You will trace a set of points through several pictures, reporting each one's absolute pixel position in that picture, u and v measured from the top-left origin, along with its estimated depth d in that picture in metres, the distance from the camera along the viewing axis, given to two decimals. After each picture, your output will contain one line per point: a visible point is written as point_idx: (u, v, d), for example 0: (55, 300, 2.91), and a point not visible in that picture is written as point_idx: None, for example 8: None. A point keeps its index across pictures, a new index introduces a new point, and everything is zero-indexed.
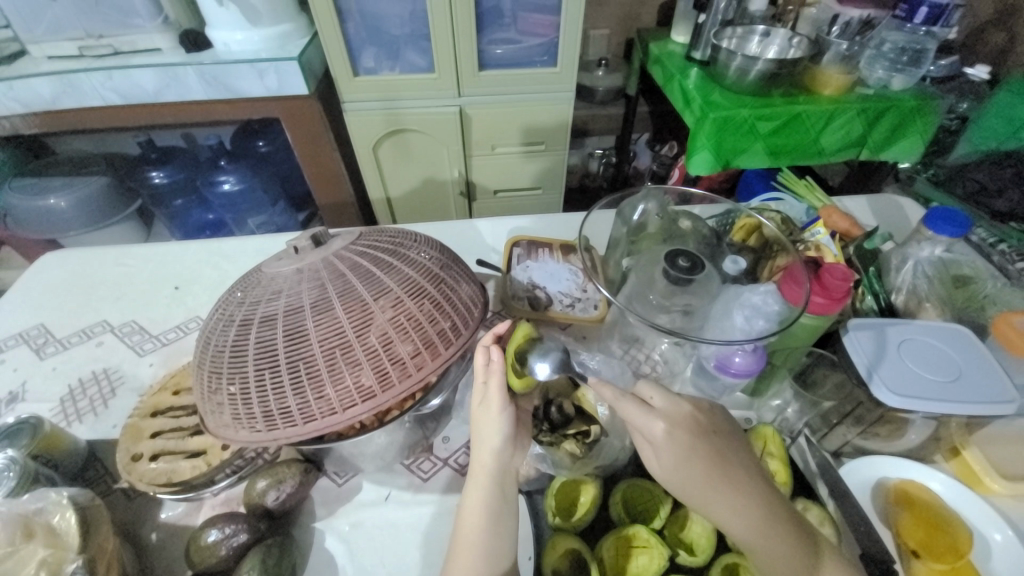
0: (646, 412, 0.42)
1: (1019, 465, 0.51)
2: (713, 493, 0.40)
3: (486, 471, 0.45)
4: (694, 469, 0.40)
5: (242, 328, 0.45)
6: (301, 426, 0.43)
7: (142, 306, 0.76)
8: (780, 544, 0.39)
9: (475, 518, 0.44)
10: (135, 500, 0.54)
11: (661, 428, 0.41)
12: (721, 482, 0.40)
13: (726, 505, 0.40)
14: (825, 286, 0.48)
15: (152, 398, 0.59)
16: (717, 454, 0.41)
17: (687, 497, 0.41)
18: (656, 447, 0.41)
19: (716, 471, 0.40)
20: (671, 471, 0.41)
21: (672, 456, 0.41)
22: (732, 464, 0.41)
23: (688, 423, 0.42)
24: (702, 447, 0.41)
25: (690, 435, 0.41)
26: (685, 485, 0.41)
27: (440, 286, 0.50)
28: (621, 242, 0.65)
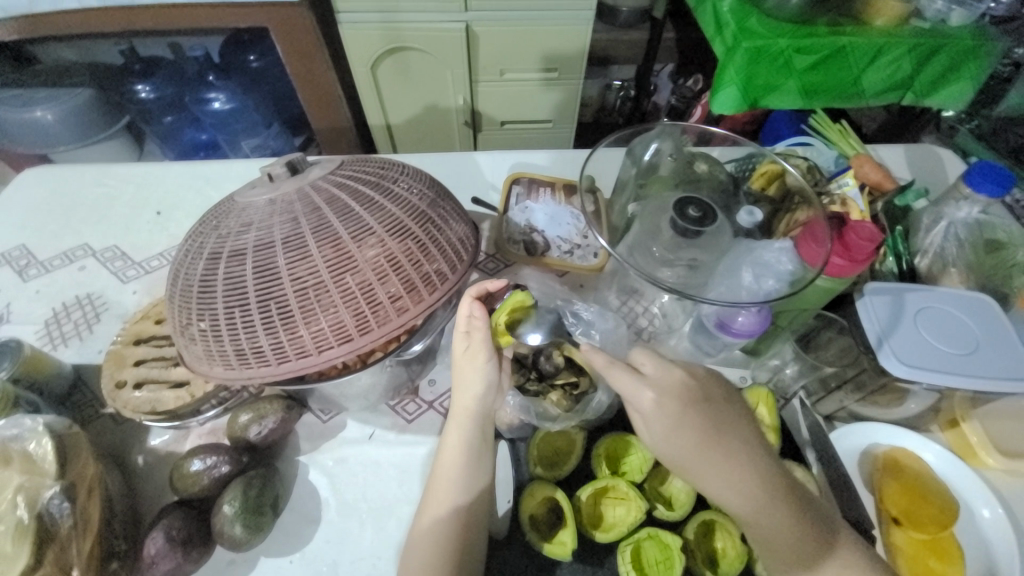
0: (636, 383, 0.41)
1: (1019, 440, 0.50)
2: (708, 464, 0.40)
3: (468, 412, 0.45)
4: (685, 439, 0.40)
5: (210, 261, 0.42)
6: (275, 366, 0.41)
7: (125, 230, 0.73)
8: (772, 515, 0.39)
9: (455, 457, 0.44)
10: (122, 425, 0.54)
11: (651, 399, 0.41)
12: (713, 453, 0.40)
13: (717, 475, 0.40)
14: (848, 246, 0.43)
15: (134, 326, 0.58)
16: (706, 423, 0.41)
17: (681, 468, 0.41)
18: (644, 416, 0.41)
19: (708, 440, 0.40)
20: (664, 443, 0.41)
21: (662, 425, 0.41)
22: (724, 432, 0.41)
23: (678, 392, 0.41)
24: (694, 416, 0.41)
25: (680, 404, 0.41)
26: (678, 457, 0.41)
27: (426, 226, 0.45)
28: (628, 185, 0.59)
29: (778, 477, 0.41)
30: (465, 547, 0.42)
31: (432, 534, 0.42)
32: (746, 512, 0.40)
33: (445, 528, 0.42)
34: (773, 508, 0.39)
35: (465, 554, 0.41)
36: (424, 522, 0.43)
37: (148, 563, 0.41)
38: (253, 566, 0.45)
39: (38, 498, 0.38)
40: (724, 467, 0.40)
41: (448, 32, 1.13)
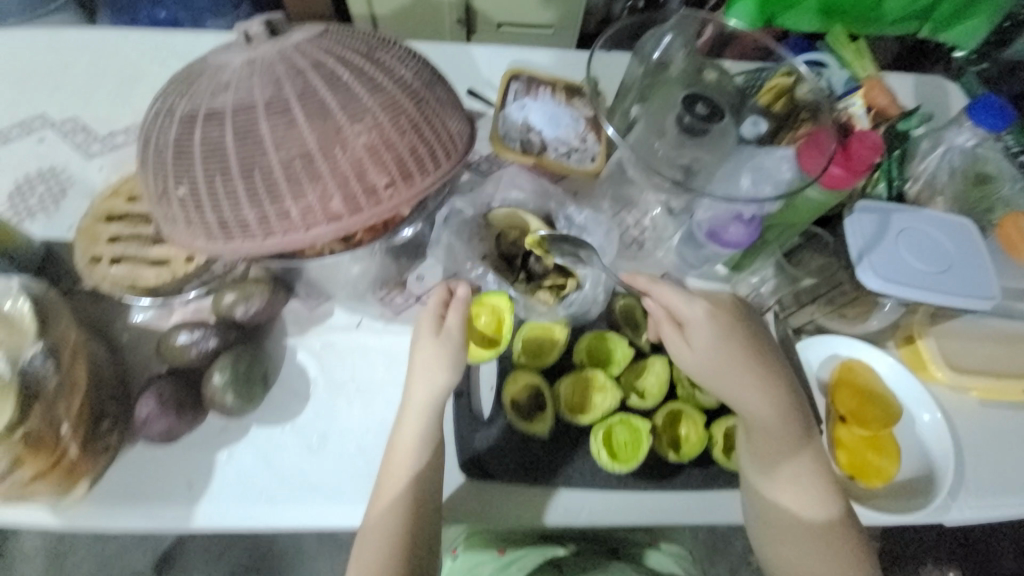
0: (685, 299, 0.46)
1: (969, 357, 0.54)
2: (747, 376, 0.45)
3: (424, 407, 0.45)
4: (727, 353, 0.45)
5: (186, 124, 0.38)
6: (261, 240, 0.39)
7: (84, 102, 0.67)
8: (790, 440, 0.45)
9: (407, 448, 0.44)
10: (102, 300, 0.53)
11: (702, 310, 0.46)
12: (743, 367, 0.45)
13: (746, 386, 0.44)
14: (850, 156, 0.42)
15: (105, 202, 0.55)
16: (744, 343, 0.45)
17: (711, 378, 0.45)
18: (694, 329, 0.45)
19: (746, 358, 0.45)
20: (703, 354, 0.45)
21: (713, 335, 0.45)
22: (757, 353, 0.46)
23: (728, 312, 0.47)
24: (740, 333, 0.46)
25: (728, 319, 0.46)
26: (719, 369, 0.45)
27: (420, 105, 0.43)
28: (632, 88, 0.56)
29: (799, 406, 0.46)
30: (411, 528, 0.43)
31: (388, 502, 0.43)
32: (769, 424, 0.44)
33: (387, 508, 0.43)
34: (793, 429, 0.45)
35: (422, 520, 0.43)
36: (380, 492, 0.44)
37: (142, 423, 0.44)
38: (244, 433, 0.47)
39: (20, 355, 0.38)
40: (757, 382, 0.45)
41: None
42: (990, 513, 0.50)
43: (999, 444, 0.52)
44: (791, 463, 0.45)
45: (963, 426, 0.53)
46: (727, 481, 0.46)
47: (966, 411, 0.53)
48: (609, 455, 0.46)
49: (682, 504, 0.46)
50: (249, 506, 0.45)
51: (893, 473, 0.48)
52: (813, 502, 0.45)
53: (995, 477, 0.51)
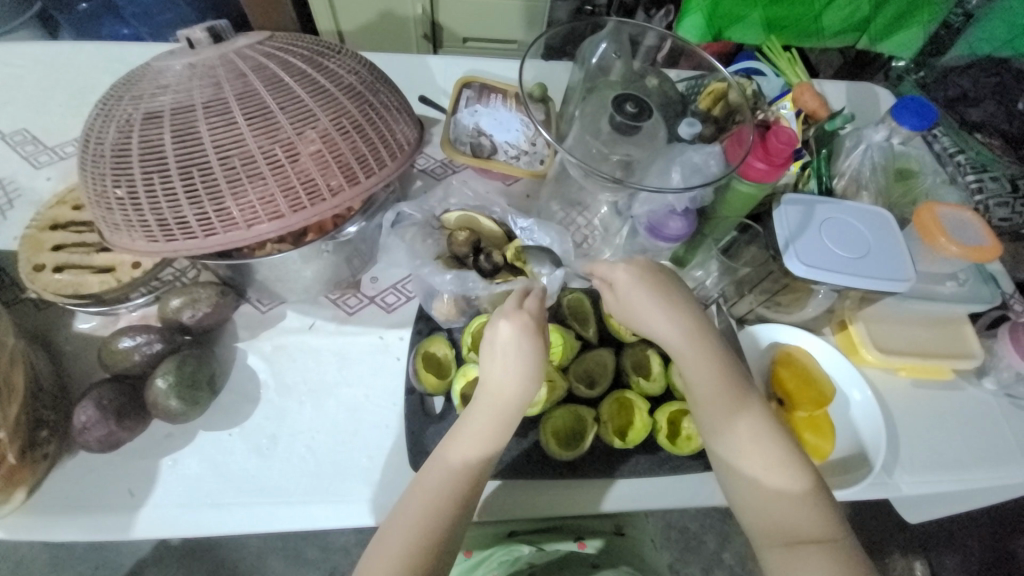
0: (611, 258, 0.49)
1: (898, 339, 0.57)
2: (653, 308, 0.46)
3: (471, 453, 0.42)
4: (642, 294, 0.47)
5: (124, 126, 0.39)
6: (202, 239, 0.40)
7: (34, 113, 0.66)
8: (723, 381, 0.45)
9: (432, 494, 0.41)
10: (46, 310, 0.52)
11: (620, 267, 0.48)
12: (663, 307, 0.46)
13: (666, 324, 0.46)
14: (768, 149, 0.46)
15: (50, 210, 0.54)
16: (660, 284, 0.47)
17: (636, 322, 0.48)
18: (613, 281, 0.48)
19: (663, 299, 0.47)
20: (625, 298, 0.48)
21: (628, 278, 0.47)
22: (676, 294, 0.48)
23: (649, 266, 0.48)
24: (653, 278, 0.48)
25: (644, 268, 0.48)
26: (631, 307, 0.47)
27: (361, 106, 0.44)
28: (576, 94, 0.59)
29: (725, 347, 0.47)
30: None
31: (408, 528, 0.40)
32: (680, 350, 0.46)
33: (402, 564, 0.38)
34: (721, 367, 0.46)
35: (444, 559, 0.40)
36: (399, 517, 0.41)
37: (79, 429, 0.42)
38: (191, 439, 0.47)
39: None
40: (664, 314, 0.46)
41: None
42: (925, 489, 0.52)
43: (930, 423, 0.55)
44: (731, 406, 0.45)
45: (896, 406, 0.56)
46: (674, 467, 0.48)
47: (897, 391, 0.56)
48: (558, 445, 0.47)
49: (628, 490, 0.48)
50: (194, 512, 0.44)
51: (827, 449, 0.51)
52: (769, 446, 0.44)
53: (928, 454, 0.53)
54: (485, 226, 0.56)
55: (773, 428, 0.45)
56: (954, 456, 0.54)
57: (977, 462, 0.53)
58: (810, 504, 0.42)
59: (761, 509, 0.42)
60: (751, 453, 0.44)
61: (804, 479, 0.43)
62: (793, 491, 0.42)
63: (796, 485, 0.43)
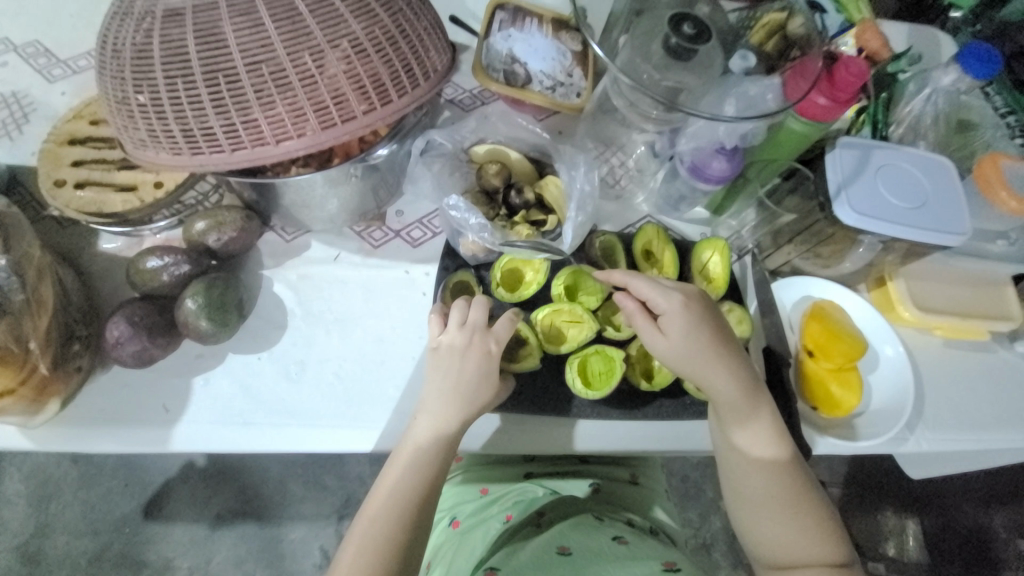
0: (663, 288, 0.45)
1: (938, 298, 0.55)
2: (710, 357, 0.44)
3: (429, 446, 0.43)
4: (702, 340, 0.44)
5: (143, 22, 0.36)
6: (229, 153, 0.38)
7: (44, 22, 0.63)
8: (769, 437, 0.44)
9: (401, 487, 0.42)
10: (70, 228, 0.52)
11: (678, 299, 0.44)
12: (716, 355, 0.44)
13: (722, 373, 0.44)
14: (835, 83, 0.42)
15: (67, 125, 0.52)
16: (715, 328, 0.45)
17: (688, 368, 0.44)
18: (667, 319, 0.44)
19: (717, 343, 0.44)
20: (682, 344, 0.44)
21: (683, 322, 0.44)
22: (729, 344, 0.45)
23: (702, 300, 0.45)
24: (710, 319, 0.45)
25: (700, 306, 0.45)
26: (686, 353, 0.44)
27: (394, 15, 0.40)
28: (621, 18, 0.54)
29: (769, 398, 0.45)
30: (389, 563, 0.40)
31: (389, 516, 0.41)
32: (733, 402, 0.44)
33: (376, 543, 0.40)
34: (767, 419, 0.44)
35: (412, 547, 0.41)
36: (372, 507, 0.42)
37: (112, 345, 0.43)
38: (221, 361, 0.47)
39: None
40: (720, 364, 0.44)
41: None
42: (944, 445, 0.52)
43: (956, 384, 0.54)
44: (771, 459, 0.44)
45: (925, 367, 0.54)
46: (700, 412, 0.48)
47: (929, 350, 0.55)
48: (583, 383, 0.47)
49: (652, 432, 0.48)
50: (225, 430, 0.45)
51: (852, 403, 0.50)
52: (804, 503, 0.44)
53: (953, 412, 0.53)
54: (516, 162, 0.54)
55: (808, 486, 0.44)
56: (979, 415, 0.53)
57: (997, 424, 0.53)
58: (830, 538, 0.43)
59: (781, 543, 0.43)
60: (784, 490, 0.44)
61: (830, 534, 0.43)
62: (817, 525, 0.43)
63: (822, 541, 0.43)
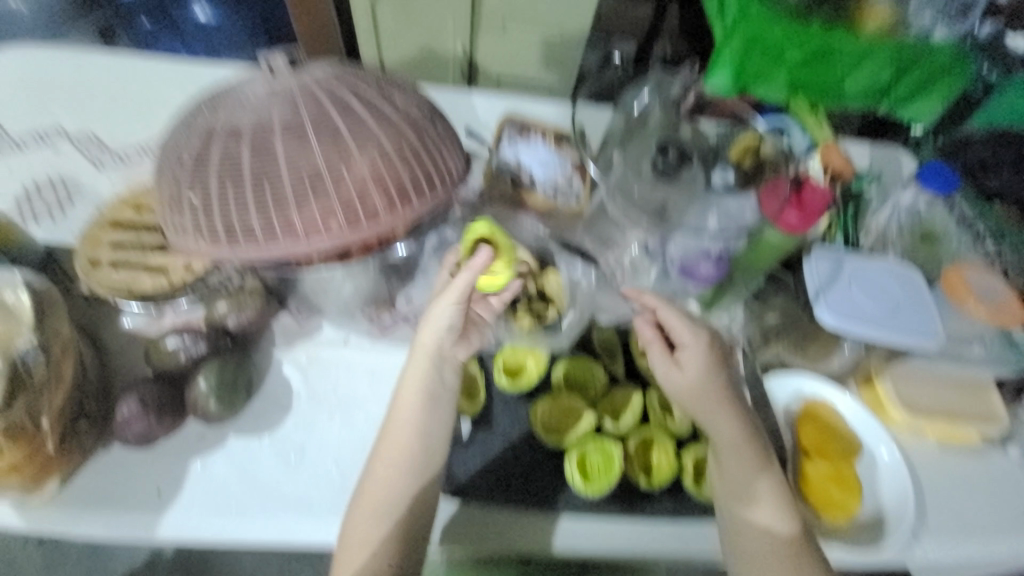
0: (689, 333, 0.47)
1: (927, 400, 0.57)
2: (717, 402, 0.46)
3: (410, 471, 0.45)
4: (715, 386, 0.46)
5: (207, 139, 0.42)
6: (262, 247, 0.42)
7: (102, 119, 0.70)
8: (763, 491, 0.45)
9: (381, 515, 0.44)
10: (94, 304, 0.55)
11: (694, 345, 0.47)
12: (728, 403, 0.46)
13: (729, 419, 0.46)
14: (803, 204, 0.48)
15: (111, 210, 0.57)
16: (726, 375, 0.47)
17: (697, 407, 0.46)
18: (681, 359, 0.47)
19: (729, 391, 0.46)
20: (695, 385, 0.46)
21: (698, 365, 0.46)
22: (737, 393, 0.47)
23: (718, 348, 0.48)
24: (722, 367, 0.47)
25: (716, 354, 0.47)
26: (695, 393, 0.46)
27: (420, 136, 0.47)
28: (615, 137, 0.61)
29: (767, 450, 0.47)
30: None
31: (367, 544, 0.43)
32: (734, 448, 0.45)
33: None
34: (762, 471, 0.45)
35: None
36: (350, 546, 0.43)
37: (120, 424, 0.44)
38: (221, 443, 0.48)
39: (14, 347, 0.40)
40: (727, 409, 0.46)
41: None
42: (951, 555, 0.51)
43: (955, 488, 0.54)
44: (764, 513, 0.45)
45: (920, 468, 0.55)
46: (703, 510, 0.48)
47: (926, 452, 0.56)
48: (583, 477, 0.47)
49: (656, 534, 0.47)
50: (217, 517, 0.45)
51: (854, 507, 0.50)
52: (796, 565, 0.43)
53: (955, 519, 0.52)
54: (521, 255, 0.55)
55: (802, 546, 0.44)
56: (981, 523, 0.53)
57: (1000, 531, 0.52)
58: None
59: None
60: (774, 548, 0.44)
61: None
62: None
63: None
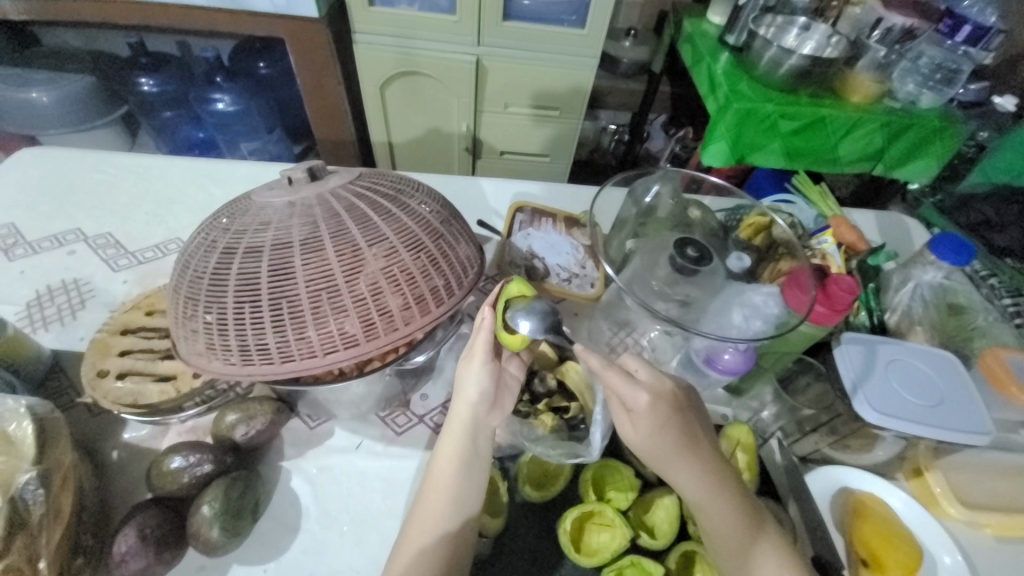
0: (629, 383, 0.42)
1: (982, 493, 0.53)
2: (680, 459, 0.42)
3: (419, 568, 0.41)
4: (668, 440, 0.42)
5: (225, 256, 0.42)
6: (278, 365, 0.41)
7: (120, 219, 0.72)
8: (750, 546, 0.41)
9: None
10: (97, 415, 0.53)
11: (644, 399, 0.42)
12: (688, 454, 0.42)
13: (692, 471, 0.42)
14: (830, 296, 0.48)
15: (123, 316, 0.56)
16: (681, 428, 0.42)
17: (656, 463, 0.43)
18: (634, 415, 0.43)
19: (686, 442, 0.42)
20: (647, 440, 0.42)
21: (649, 425, 0.42)
22: (699, 445, 0.43)
23: (671, 399, 0.43)
24: (677, 419, 0.43)
25: (668, 406, 0.42)
26: (655, 452, 0.42)
27: (438, 241, 0.47)
28: (628, 222, 0.62)
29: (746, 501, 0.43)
30: None
31: None
32: (709, 508, 0.42)
33: None
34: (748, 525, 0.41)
35: None
36: None
37: (116, 562, 0.40)
38: (223, 574, 0.44)
39: (12, 482, 0.37)
40: (692, 466, 0.42)
41: (459, 63, 1.17)
42: None
43: None
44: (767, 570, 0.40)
45: (991, 572, 0.49)
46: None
47: (994, 556, 0.50)
48: None
49: None
50: None
51: None
52: None
53: None
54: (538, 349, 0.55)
55: None
56: None
57: None
58: None
59: None
60: None
61: None
62: None
63: None
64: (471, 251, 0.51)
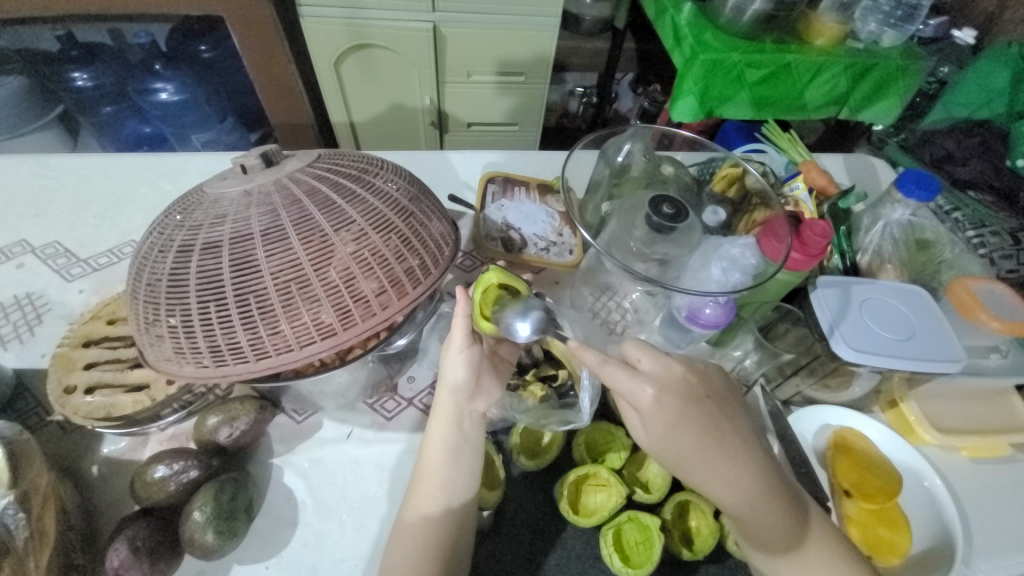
0: (633, 377, 0.42)
1: (953, 418, 0.55)
2: (699, 453, 0.42)
3: (421, 555, 0.41)
4: (686, 437, 0.42)
5: (181, 255, 0.40)
6: (254, 363, 0.39)
7: (68, 225, 0.67)
8: (769, 517, 0.42)
9: None
10: (71, 433, 0.51)
11: (650, 394, 0.41)
12: (710, 448, 0.42)
13: (712, 463, 0.42)
14: (805, 242, 0.48)
15: (83, 327, 0.53)
16: (696, 419, 0.42)
17: (676, 461, 0.43)
18: (645, 415, 0.42)
19: (706, 435, 0.42)
20: (661, 437, 0.42)
21: (662, 424, 0.42)
22: (718, 433, 0.43)
23: (678, 389, 0.43)
24: (692, 412, 0.42)
25: (679, 399, 0.42)
26: (673, 451, 0.42)
27: (408, 220, 0.45)
28: (602, 184, 0.62)
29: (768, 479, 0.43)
30: None
31: None
32: (731, 495, 0.42)
33: None
34: (770, 501, 0.42)
35: None
36: None
37: None
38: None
39: None
40: (715, 457, 0.42)
41: (415, 31, 1.11)
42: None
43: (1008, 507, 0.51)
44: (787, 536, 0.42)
45: (963, 489, 0.52)
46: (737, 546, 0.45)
47: (967, 474, 0.53)
48: (622, 559, 0.43)
49: None
50: None
51: (906, 546, 0.47)
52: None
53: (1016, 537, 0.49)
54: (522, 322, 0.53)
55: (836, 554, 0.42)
56: None
57: None
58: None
59: None
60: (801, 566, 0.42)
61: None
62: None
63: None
64: (448, 230, 0.49)
